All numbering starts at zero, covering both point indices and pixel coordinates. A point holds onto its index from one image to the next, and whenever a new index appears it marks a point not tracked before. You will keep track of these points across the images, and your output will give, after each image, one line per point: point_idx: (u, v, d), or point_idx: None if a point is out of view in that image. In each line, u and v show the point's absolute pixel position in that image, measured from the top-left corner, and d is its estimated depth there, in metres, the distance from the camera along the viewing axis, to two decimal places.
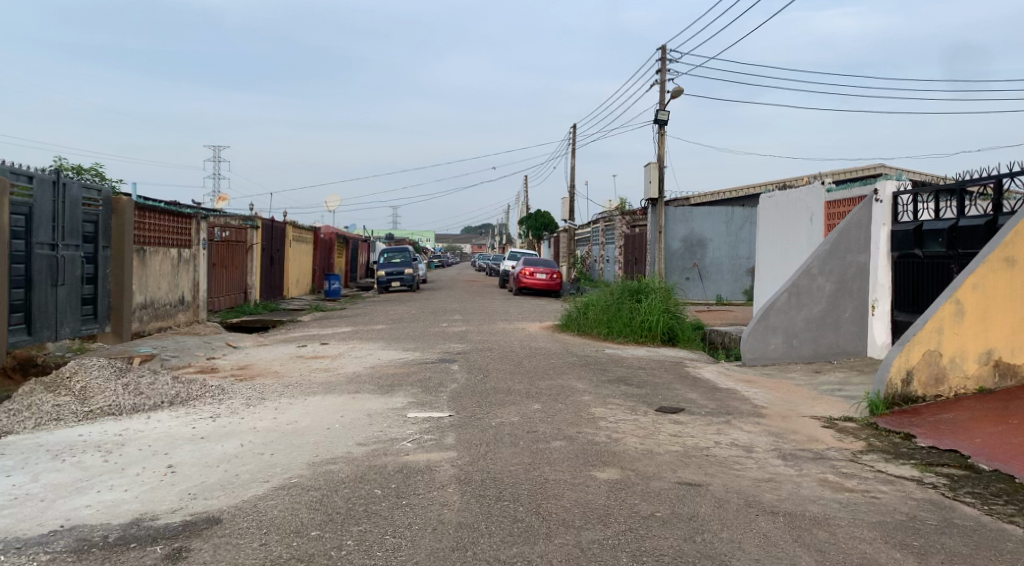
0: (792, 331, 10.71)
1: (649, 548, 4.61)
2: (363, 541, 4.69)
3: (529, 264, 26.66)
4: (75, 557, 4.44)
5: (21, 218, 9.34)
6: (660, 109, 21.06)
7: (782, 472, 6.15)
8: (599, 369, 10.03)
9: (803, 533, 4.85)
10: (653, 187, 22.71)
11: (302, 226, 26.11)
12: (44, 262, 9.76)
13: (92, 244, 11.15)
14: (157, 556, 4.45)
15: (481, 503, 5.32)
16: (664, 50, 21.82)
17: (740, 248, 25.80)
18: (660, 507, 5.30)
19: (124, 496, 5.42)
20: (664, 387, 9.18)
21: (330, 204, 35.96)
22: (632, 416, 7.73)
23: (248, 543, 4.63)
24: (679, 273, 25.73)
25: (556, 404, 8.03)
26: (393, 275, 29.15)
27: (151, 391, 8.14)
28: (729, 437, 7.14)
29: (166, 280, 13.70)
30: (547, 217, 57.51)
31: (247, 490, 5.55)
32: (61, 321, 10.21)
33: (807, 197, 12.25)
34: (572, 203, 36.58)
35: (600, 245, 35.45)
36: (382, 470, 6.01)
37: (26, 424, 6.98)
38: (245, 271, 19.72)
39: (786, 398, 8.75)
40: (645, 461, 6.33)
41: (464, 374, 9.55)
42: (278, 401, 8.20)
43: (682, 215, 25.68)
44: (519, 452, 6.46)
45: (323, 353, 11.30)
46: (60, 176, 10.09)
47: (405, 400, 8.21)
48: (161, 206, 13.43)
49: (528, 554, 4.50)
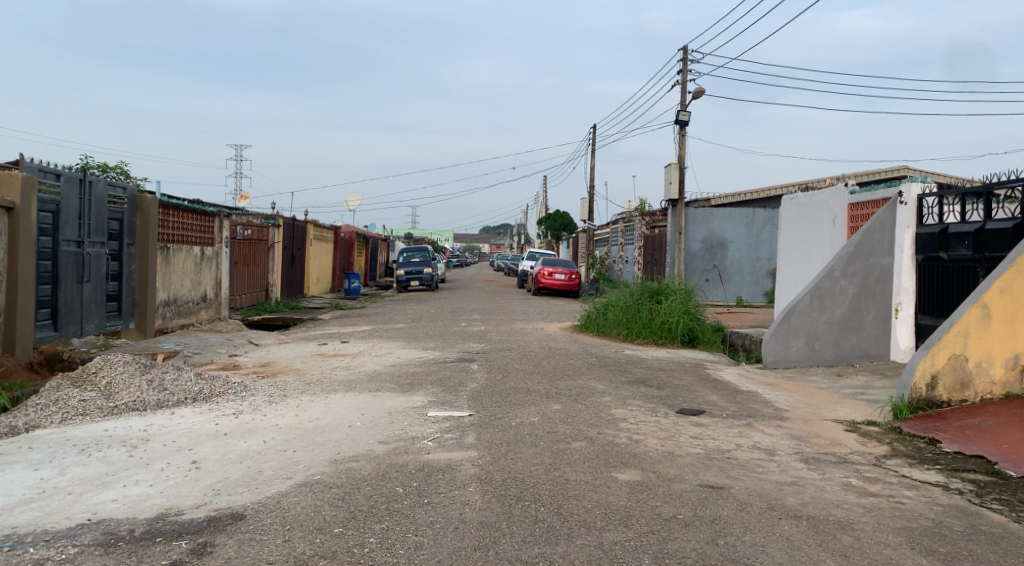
0: (814, 333, 10.58)
1: (672, 550, 4.61)
2: (386, 539, 4.72)
3: (549, 264, 26.61)
4: (103, 550, 4.50)
5: (49, 214, 9.46)
6: (681, 110, 20.88)
7: (804, 476, 6.11)
8: (619, 370, 10.00)
9: (827, 538, 4.81)
10: (673, 188, 22.63)
11: (323, 225, 26.20)
12: (70, 259, 9.86)
13: (117, 241, 11.26)
14: (182, 551, 4.49)
15: (503, 503, 5.34)
16: (686, 50, 21.60)
17: (761, 250, 25.60)
18: (682, 509, 5.29)
19: (150, 491, 5.47)
20: (685, 389, 9.13)
21: (349, 204, 36.21)
22: (653, 418, 7.69)
23: (271, 539, 4.67)
24: (700, 274, 25.62)
25: (576, 405, 8.01)
26: (412, 274, 29.20)
27: (175, 387, 8.20)
28: (751, 439, 7.08)
29: (189, 277, 13.83)
30: (566, 218, 57.20)
31: (270, 487, 5.58)
32: (86, 317, 10.32)
33: (829, 199, 12.15)
34: (591, 204, 36.46)
35: (619, 246, 35.41)
36: (403, 468, 6.03)
37: (53, 419, 7.06)
38: (266, 270, 19.82)
39: (808, 400, 8.69)
40: (666, 463, 6.31)
41: (484, 373, 9.55)
42: (299, 398, 8.23)
43: (702, 217, 25.58)
44: (540, 452, 6.46)
45: (344, 351, 11.35)
46: (86, 173, 10.20)
47: (425, 399, 8.23)
48: (184, 204, 13.55)
49: (550, 555, 4.51)
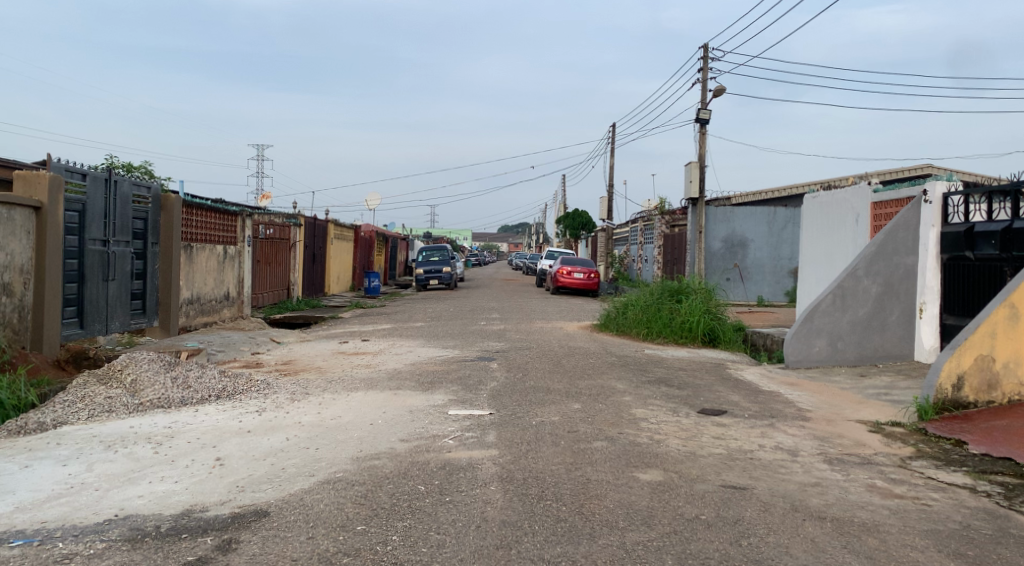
0: (837, 333, 10.44)
1: (695, 551, 4.58)
2: (408, 537, 4.74)
3: (568, 263, 26.58)
4: (130, 546, 4.55)
5: (75, 214, 9.58)
6: (702, 108, 20.75)
7: (828, 477, 6.05)
8: (639, 370, 9.96)
9: (852, 540, 4.77)
10: (694, 187, 22.51)
11: (343, 224, 26.33)
12: (96, 257, 9.98)
13: (141, 240, 11.38)
14: (207, 547, 4.53)
15: (524, 502, 5.33)
16: (707, 47, 21.47)
17: (783, 249, 25.40)
18: (705, 510, 5.26)
19: (175, 488, 5.53)
20: (706, 389, 9.08)
21: (369, 203, 36.36)
22: (674, 417, 7.65)
23: (295, 536, 4.71)
24: (720, 274, 25.48)
25: (597, 405, 7.99)
26: (431, 273, 29.28)
27: (199, 384, 8.28)
28: (773, 440, 7.03)
29: (212, 276, 13.96)
30: (585, 217, 57.01)
31: (293, 484, 5.62)
32: (111, 315, 10.44)
33: (852, 198, 12.03)
34: (610, 203, 36.36)
35: (638, 245, 35.28)
36: (425, 466, 6.05)
37: (80, 415, 7.14)
38: (287, 269, 19.95)
39: (831, 401, 8.61)
40: (688, 463, 6.27)
41: (504, 372, 9.55)
42: (321, 396, 8.28)
43: (723, 216, 25.43)
44: (561, 452, 6.45)
45: (365, 350, 11.41)
46: (111, 173, 10.32)
47: (446, 397, 8.25)
48: (207, 203, 13.67)
49: (572, 554, 4.50)
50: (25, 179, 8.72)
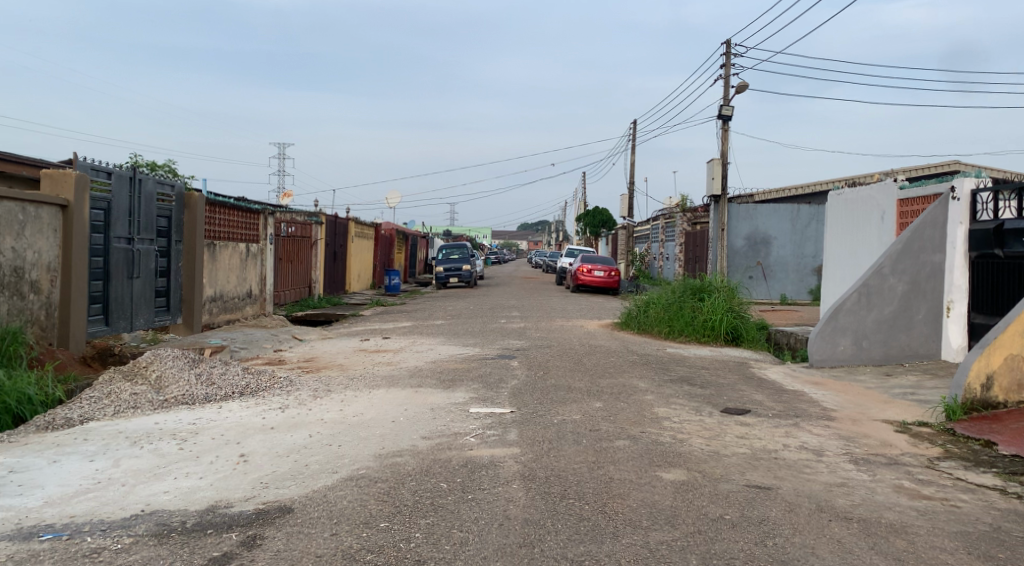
0: (862, 332, 10.35)
1: (720, 551, 4.54)
2: (431, 534, 4.73)
3: (588, 261, 26.52)
4: (156, 541, 4.59)
5: (100, 212, 9.69)
6: (724, 104, 20.57)
7: (854, 477, 5.97)
8: (661, 368, 9.90)
9: (879, 541, 4.70)
10: (716, 184, 22.34)
11: (363, 222, 26.45)
12: (121, 255, 10.09)
13: (165, 238, 11.49)
14: (232, 543, 4.56)
15: (547, 500, 5.31)
16: (729, 43, 21.28)
17: (806, 246, 25.14)
18: (729, 510, 5.21)
19: (200, 484, 5.57)
20: (730, 388, 9.01)
21: (390, 201, 36.52)
22: (697, 417, 7.59)
23: (319, 532, 4.72)
24: (743, 272, 25.29)
25: (618, 403, 7.95)
26: (451, 271, 29.33)
27: (223, 381, 8.35)
28: (798, 440, 6.95)
29: (235, 274, 14.06)
30: (605, 214, 56.84)
31: (317, 480, 5.65)
32: (136, 312, 10.56)
33: (878, 195, 11.87)
34: (630, 200, 36.20)
35: (659, 243, 35.09)
36: (447, 464, 6.05)
37: (106, 411, 7.22)
38: (309, 267, 20.08)
39: (856, 400, 8.50)
40: (712, 463, 6.22)
41: (525, 370, 9.53)
42: (343, 393, 8.31)
43: (745, 213, 25.22)
44: (583, 450, 6.42)
45: (386, 347, 11.43)
46: (136, 171, 10.42)
47: (467, 395, 8.25)
48: (230, 201, 13.78)
49: (596, 553, 4.48)
50: (52, 177, 8.82)
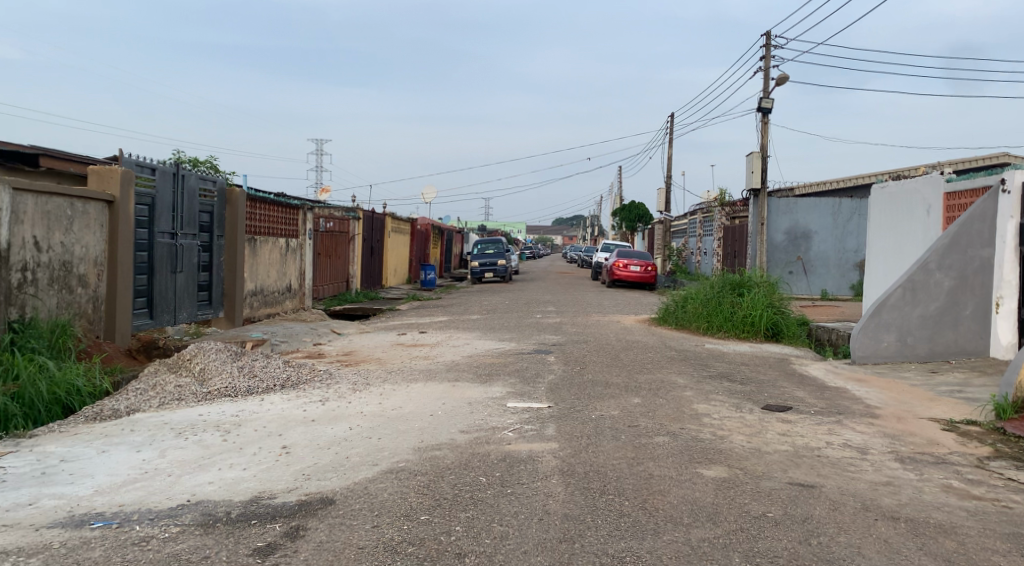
0: (906, 328, 10.14)
1: (763, 549, 4.47)
2: (471, 528, 4.74)
3: (625, 257, 26.41)
4: (202, 530, 4.67)
5: (145, 208, 9.88)
6: (763, 97, 20.26)
7: (901, 476, 5.84)
8: (700, 364, 9.80)
9: (927, 542, 4.59)
10: (755, 177, 22.07)
11: (400, 217, 26.63)
12: (165, 250, 10.29)
13: (208, 233, 11.69)
14: (276, 533, 4.62)
15: (586, 496, 5.29)
16: (769, 35, 20.95)
17: (848, 241, 24.68)
18: (772, 508, 5.13)
19: (244, 475, 5.65)
20: (770, 384, 8.88)
21: (426, 196, 36.70)
22: (737, 413, 7.49)
23: (361, 524, 4.76)
24: (783, 267, 24.93)
25: (657, 399, 7.88)
26: (487, 266, 29.40)
27: (264, 374, 8.47)
28: (841, 437, 6.83)
29: (275, 269, 14.26)
30: (642, 209, 56.49)
31: (358, 472, 5.70)
32: (180, 306, 10.76)
33: (924, 188, 11.59)
34: (667, 195, 35.88)
35: (697, 237, 34.73)
36: (486, 458, 6.06)
37: (152, 403, 7.38)
38: (347, 262, 20.28)
39: (901, 398, 8.32)
40: (753, 460, 6.13)
41: (562, 365, 9.50)
42: (381, 386, 8.37)
43: (785, 207, 24.86)
44: (622, 446, 6.38)
45: (423, 342, 11.49)
46: (179, 167, 10.60)
47: (504, 389, 8.25)
48: (270, 197, 13.96)
49: (637, 550, 4.44)
50: (99, 173, 9.02)
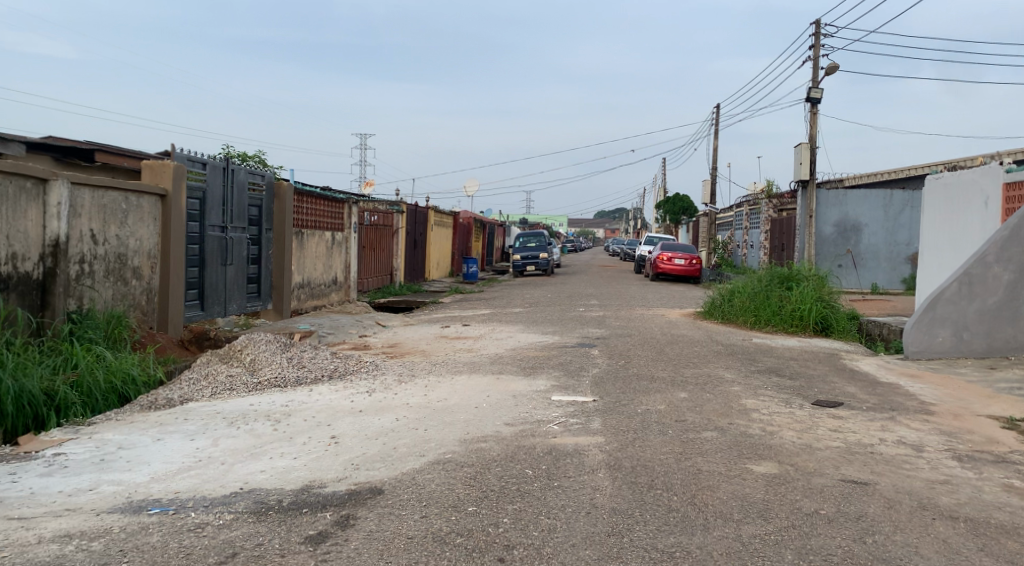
0: (962, 324, 9.84)
1: (816, 547, 4.39)
2: (519, 520, 4.74)
3: (668, 249, 26.11)
4: (255, 518, 4.75)
5: (196, 202, 10.08)
6: (813, 87, 19.83)
7: (958, 475, 5.67)
8: (748, 359, 9.66)
9: (989, 542, 4.45)
10: (804, 168, 21.64)
11: (443, 210, 26.79)
12: (215, 243, 10.50)
13: (256, 227, 11.89)
14: (327, 522, 4.68)
15: (634, 490, 5.25)
16: (818, 23, 20.49)
17: (900, 233, 24.06)
18: (824, 505, 5.03)
19: (295, 464, 5.74)
20: (820, 379, 8.72)
21: (469, 189, 36.83)
22: (787, 409, 7.36)
23: (410, 514, 4.80)
24: (832, 260, 24.44)
25: (704, 394, 7.79)
26: (528, 259, 29.41)
27: (313, 365, 8.59)
28: (895, 434, 6.66)
29: (322, 262, 14.46)
30: (686, 201, 55.85)
31: (405, 463, 5.74)
32: (230, 298, 10.98)
33: (981, 179, 11.24)
34: (712, 187, 35.41)
35: (744, 230, 34.19)
36: (532, 451, 6.05)
37: (205, 393, 7.54)
38: (390, 255, 20.46)
39: (956, 394, 8.09)
40: (804, 456, 6.02)
41: (606, 359, 9.46)
42: (427, 378, 8.43)
43: (835, 199, 24.35)
44: (669, 441, 6.32)
45: (466, 334, 11.54)
46: (228, 162, 10.79)
47: (548, 382, 8.24)
48: (317, 190, 14.14)
49: (686, 545, 4.40)
50: (151, 167, 9.22)
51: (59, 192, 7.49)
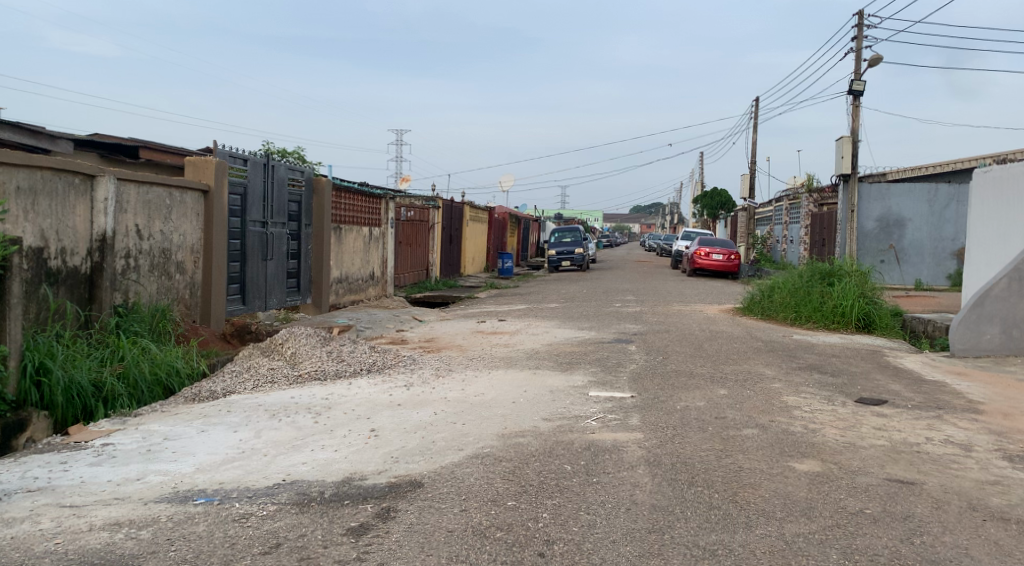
0: (1012, 320, 9.58)
1: (862, 547, 4.31)
2: (558, 515, 4.74)
3: (706, 245, 25.93)
4: (298, 509, 4.82)
5: (238, 197, 10.24)
6: (855, 79, 19.43)
7: (1009, 475, 5.53)
8: (788, 355, 9.52)
9: None
10: (845, 162, 21.23)
11: (478, 206, 26.85)
12: (256, 238, 10.65)
13: (296, 222, 12.04)
14: (368, 514, 4.72)
15: (674, 487, 5.22)
16: (861, 14, 20.05)
17: (945, 228, 23.48)
18: (869, 504, 4.94)
19: (335, 456, 5.80)
20: (863, 376, 8.56)
21: (504, 184, 36.76)
22: (829, 406, 7.24)
23: (449, 507, 4.82)
24: (874, 255, 23.98)
25: (744, 391, 7.70)
26: (563, 254, 29.34)
27: (351, 359, 8.68)
28: (942, 433, 6.51)
29: (359, 257, 14.59)
30: (724, 196, 55.17)
31: (444, 457, 5.77)
32: (270, 292, 11.14)
33: None
34: (751, 182, 34.93)
35: (783, 225, 33.69)
36: (570, 446, 6.04)
37: (247, 385, 7.66)
38: (427, 250, 20.58)
39: (1006, 393, 7.88)
40: (848, 454, 5.91)
41: (644, 355, 9.40)
42: (464, 373, 8.47)
43: (877, 192, 23.88)
44: (709, 438, 6.26)
45: (503, 329, 11.55)
46: (269, 158, 10.94)
47: (586, 378, 8.22)
48: (354, 186, 14.25)
49: (728, 543, 4.35)
50: (195, 163, 9.38)
51: (106, 188, 7.66)
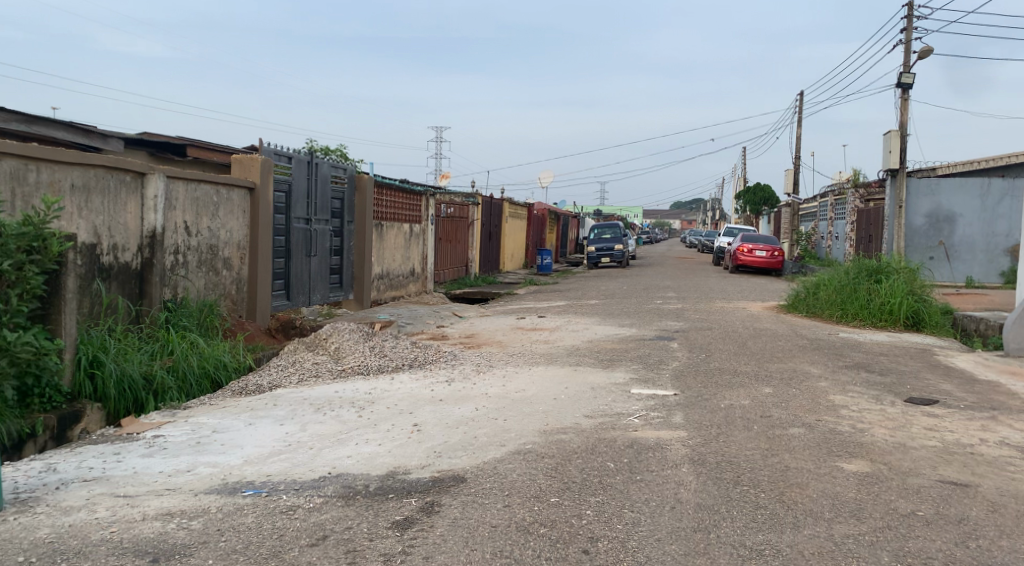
0: None
1: (914, 549, 4.21)
2: (602, 512, 4.72)
3: (749, 242, 25.65)
4: (344, 502, 4.88)
5: (283, 195, 10.39)
6: (904, 71, 18.96)
7: None
8: (834, 354, 9.35)
9: None
10: (893, 157, 20.76)
11: (516, 202, 26.88)
12: (300, 235, 10.81)
13: (339, 219, 12.18)
14: (412, 508, 4.76)
15: (720, 486, 5.16)
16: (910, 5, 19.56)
17: (998, 224, 22.80)
18: (922, 506, 4.82)
19: (379, 450, 5.86)
20: (912, 376, 8.37)
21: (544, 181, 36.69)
22: (878, 406, 7.09)
23: (493, 503, 4.84)
24: (923, 252, 23.45)
25: (790, 390, 7.58)
26: (602, 251, 29.22)
27: (394, 354, 8.76)
28: (997, 434, 6.32)
29: (400, 253, 14.71)
30: (767, 192, 54.33)
31: (486, 452, 5.78)
32: (313, 288, 11.30)
33: None
34: (795, 177, 34.36)
35: (828, 221, 33.08)
36: (613, 443, 6.01)
37: (292, 379, 7.78)
38: (467, 246, 20.68)
39: None
40: (898, 455, 5.78)
41: (686, 352, 9.31)
42: (505, 369, 8.49)
43: (926, 188, 23.36)
44: (755, 437, 6.17)
45: (543, 326, 11.55)
46: (312, 155, 11.08)
47: (627, 375, 8.17)
48: (395, 183, 14.37)
49: (776, 543, 4.29)
50: (240, 161, 9.55)
51: (155, 186, 7.83)
